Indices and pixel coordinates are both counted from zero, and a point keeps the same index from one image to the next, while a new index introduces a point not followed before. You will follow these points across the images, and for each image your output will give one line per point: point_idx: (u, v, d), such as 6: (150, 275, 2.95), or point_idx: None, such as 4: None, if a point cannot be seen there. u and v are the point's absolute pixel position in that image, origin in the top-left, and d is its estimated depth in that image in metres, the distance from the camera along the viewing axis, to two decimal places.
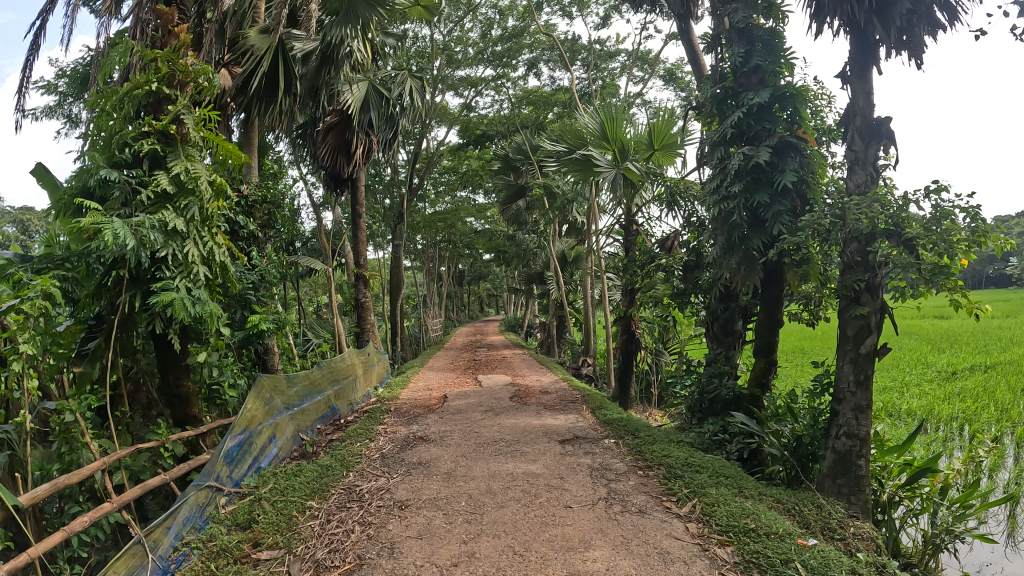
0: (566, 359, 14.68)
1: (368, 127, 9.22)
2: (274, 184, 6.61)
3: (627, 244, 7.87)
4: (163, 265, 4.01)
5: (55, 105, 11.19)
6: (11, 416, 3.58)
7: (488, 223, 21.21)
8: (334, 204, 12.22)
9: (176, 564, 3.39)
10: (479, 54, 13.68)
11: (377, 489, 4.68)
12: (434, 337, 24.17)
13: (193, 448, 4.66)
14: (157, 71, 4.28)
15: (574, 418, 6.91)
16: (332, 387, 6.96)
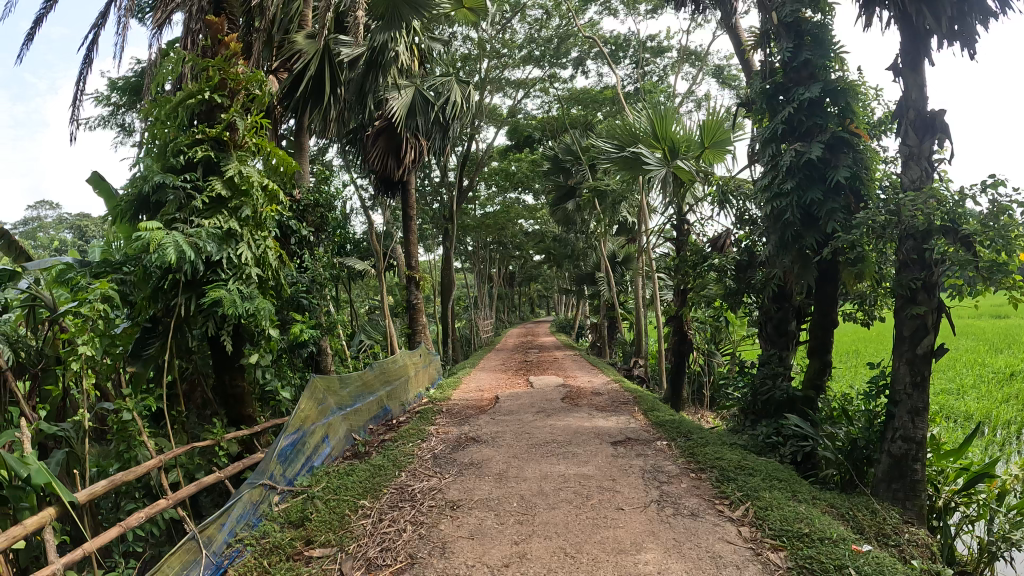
0: (617, 360, 14.62)
1: (416, 131, 9.29)
2: (325, 187, 6.69)
3: (678, 243, 7.79)
4: (216, 268, 4.09)
5: (110, 114, 11.50)
6: (68, 415, 3.77)
7: (538, 224, 21.23)
8: (385, 207, 12.35)
9: (229, 560, 3.45)
10: (526, 55, 13.68)
11: (429, 488, 4.70)
12: (485, 337, 24.33)
13: (248, 447, 4.74)
14: (208, 80, 4.36)
15: (626, 419, 6.87)
16: (385, 388, 7.03)
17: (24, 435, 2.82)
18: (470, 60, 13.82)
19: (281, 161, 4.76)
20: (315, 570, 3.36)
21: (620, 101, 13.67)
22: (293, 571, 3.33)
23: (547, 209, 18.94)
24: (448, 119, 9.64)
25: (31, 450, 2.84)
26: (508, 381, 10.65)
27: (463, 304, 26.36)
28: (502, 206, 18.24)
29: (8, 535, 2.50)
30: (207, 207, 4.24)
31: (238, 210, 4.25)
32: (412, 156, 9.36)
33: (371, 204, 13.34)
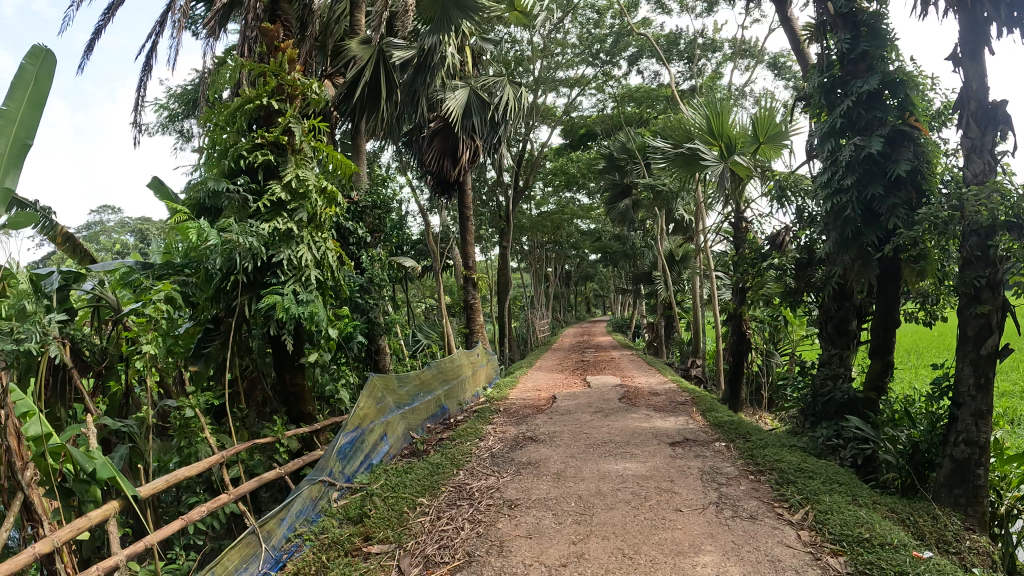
0: (674, 360, 14.44)
1: (472, 131, 9.31)
2: (382, 189, 6.75)
3: (736, 241, 7.67)
4: (276, 269, 4.17)
5: (169, 121, 11.78)
6: (132, 411, 3.87)
7: (595, 223, 21.13)
8: (442, 208, 12.41)
9: (288, 554, 3.52)
10: (579, 54, 13.64)
11: (487, 487, 4.71)
12: (542, 337, 24.29)
13: (308, 444, 4.80)
14: (265, 85, 4.44)
15: (685, 420, 6.77)
16: (442, 387, 7.06)
17: (90, 431, 2.92)
18: (523, 61, 13.84)
19: (337, 165, 4.82)
20: (374, 567, 3.38)
21: (676, 98, 13.53)
22: (351, 567, 3.36)
23: (603, 208, 18.85)
24: (501, 119, 9.60)
25: (98, 443, 2.94)
26: (566, 381, 10.61)
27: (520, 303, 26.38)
28: (558, 206, 18.21)
29: (72, 526, 2.58)
30: (267, 210, 4.32)
31: (297, 212, 4.33)
32: (468, 157, 9.39)
33: (428, 205, 13.42)
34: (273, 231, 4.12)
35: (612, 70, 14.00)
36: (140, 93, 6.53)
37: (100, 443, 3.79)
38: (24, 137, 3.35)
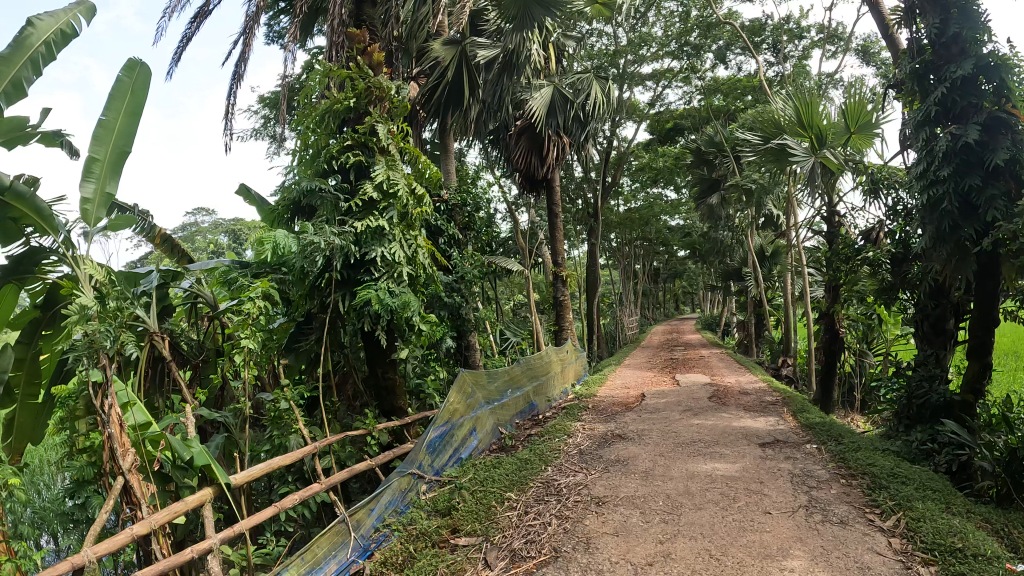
0: (765, 359, 14.06)
1: (559, 129, 9.27)
2: (471, 188, 6.80)
3: (829, 236, 7.42)
4: (370, 266, 4.27)
5: (262, 125, 12.17)
6: (228, 403, 4.03)
7: (684, 219, 20.81)
8: (529, 205, 12.44)
9: (377, 544, 3.61)
10: (665, 49, 13.48)
11: (575, 484, 4.68)
12: (631, 334, 24.04)
13: (399, 437, 4.88)
14: (353, 89, 4.55)
15: (775, 420, 6.61)
16: (532, 384, 7.08)
17: (188, 420, 3.06)
18: (608, 56, 13.76)
19: (426, 165, 4.91)
20: (460, 560, 3.41)
21: (764, 89, 13.21)
22: (438, 560, 3.40)
23: (691, 204, 18.57)
24: (588, 117, 9.59)
25: (195, 432, 3.10)
26: (654, 380, 10.44)
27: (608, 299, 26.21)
28: (646, 202, 18.03)
29: (169, 509, 2.74)
30: (360, 209, 4.42)
31: (387, 211, 4.42)
32: (556, 154, 9.36)
33: (515, 202, 13.46)
34: (365, 229, 4.20)
35: (698, 63, 13.76)
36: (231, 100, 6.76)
37: (198, 433, 3.95)
38: (124, 145, 3.63)
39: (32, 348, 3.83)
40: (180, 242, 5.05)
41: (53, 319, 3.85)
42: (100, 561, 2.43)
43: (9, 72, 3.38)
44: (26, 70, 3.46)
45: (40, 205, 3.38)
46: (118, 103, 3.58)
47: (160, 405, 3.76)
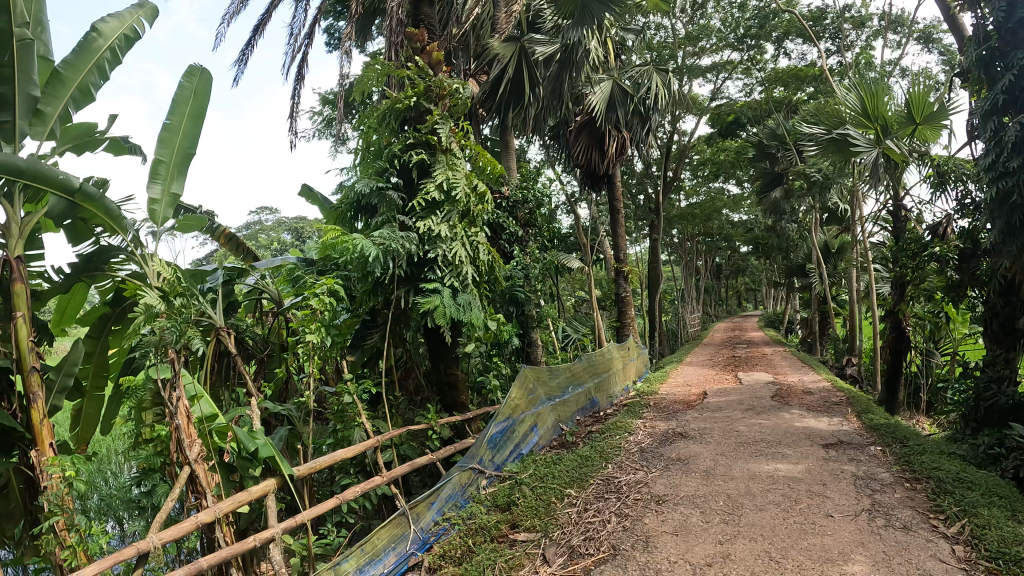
0: (830, 357, 13.74)
1: (619, 123, 9.15)
2: (533, 183, 6.80)
3: (896, 231, 7.22)
4: (434, 266, 4.39)
5: (325, 126, 12.37)
6: (291, 397, 4.13)
7: (747, 214, 20.46)
8: (590, 201, 12.37)
9: (435, 537, 3.67)
10: (724, 41, 13.24)
11: (635, 482, 4.65)
12: (693, 331, 23.73)
13: (460, 432, 4.92)
14: (414, 88, 4.63)
15: (839, 421, 6.47)
16: (593, 381, 7.06)
17: (253, 412, 3.12)
18: (666, 49, 13.63)
19: (487, 163, 4.98)
20: (519, 555, 3.42)
21: (825, 79, 12.92)
22: (496, 554, 3.41)
23: (753, 198, 18.24)
24: (649, 110, 9.48)
25: (260, 425, 3.14)
26: (716, 378, 10.31)
27: (670, 295, 25.93)
28: (708, 197, 17.78)
29: (233, 499, 2.79)
30: (423, 209, 4.51)
31: (450, 211, 4.50)
32: (617, 149, 9.29)
33: (575, 198, 13.42)
34: (427, 231, 4.37)
35: (759, 54, 13.51)
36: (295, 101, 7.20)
37: (264, 425, 4.05)
38: (188, 145, 3.96)
39: (100, 342, 4.01)
40: (245, 240, 5.17)
41: (120, 316, 4.02)
42: (164, 547, 2.51)
43: (76, 78, 3.74)
44: (93, 76, 3.81)
45: (110, 207, 3.60)
46: (180, 108, 3.90)
47: (226, 397, 3.88)
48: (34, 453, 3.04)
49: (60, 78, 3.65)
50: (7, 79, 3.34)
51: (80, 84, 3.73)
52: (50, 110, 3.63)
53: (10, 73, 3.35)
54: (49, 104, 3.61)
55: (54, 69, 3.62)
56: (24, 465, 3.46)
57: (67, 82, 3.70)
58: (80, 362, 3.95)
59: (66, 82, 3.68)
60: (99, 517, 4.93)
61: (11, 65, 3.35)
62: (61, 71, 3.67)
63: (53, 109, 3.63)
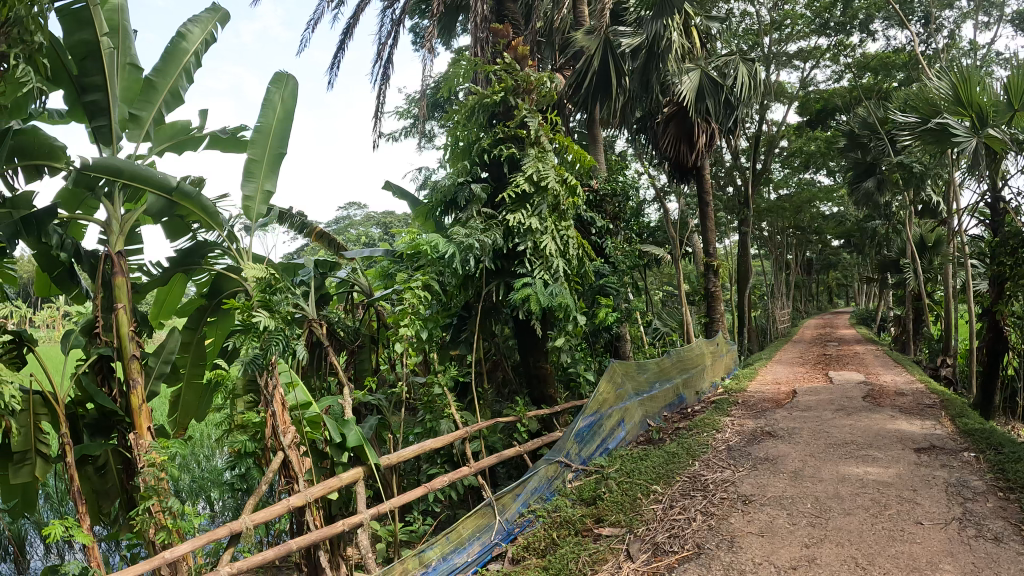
0: (924, 357, 13.22)
1: (707, 114, 8.98)
2: (620, 175, 6.74)
3: (994, 224, 6.90)
4: (524, 260, 4.45)
5: (413, 123, 12.60)
6: (379, 386, 4.26)
7: (839, 206, 19.82)
8: (678, 194, 12.21)
9: (520, 528, 3.74)
10: (809, 26, 12.80)
11: (722, 480, 4.57)
12: (783, 328, 23.16)
13: (548, 425, 4.95)
14: (501, 83, 4.69)
15: (932, 424, 6.23)
16: (681, 377, 6.97)
17: (343, 404, 3.30)
18: (751, 36, 13.36)
19: (576, 155, 4.98)
20: (603, 550, 3.43)
21: (917, 64, 12.44)
22: (580, 548, 3.44)
23: (846, 189, 17.63)
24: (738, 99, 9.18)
25: (350, 415, 3.33)
26: (807, 376, 10.03)
27: (760, 290, 25.32)
28: (798, 188, 17.29)
29: (324, 484, 2.89)
30: (512, 202, 4.55)
31: (538, 204, 4.52)
32: (705, 141, 9.15)
33: (663, 191, 13.26)
34: (516, 223, 4.39)
35: (845, 38, 13.10)
36: (382, 101, 7.71)
37: (354, 414, 4.16)
38: (279, 146, 4.23)
39: (197, 333, 4.15)
40: (336, 235, 5.27)
41: (215, 308, 4.12)
42: (256, 528, 2.61)
43: (167, 83, 4.03)
44: (180, 78, 4.10)
45: (206, 205, 3.75)
46: (270, 111, 4.19)
47: (317, 386, 3.99)
48: (133, 436, 3.17)
49: (152, 85, 3.95)
50: (99, 88, 3.70)
51: (169, 89, 4.03)
52: (144, 115, 3.97)
53: (101, 82, 3.69)
54: (143, 109, 3.94)
55: (146, 77, 3.93)
56: (123, 447, 3.62)
57: (159, 88, 3.99)
58: (177, 351, 4.10)
59: (158, 88, 3.98)
60: (194, 497, 5.10)
61: (102, 75, 3.68)
62: (152, 77, 3.97)
63: (148, 113, 3.96)
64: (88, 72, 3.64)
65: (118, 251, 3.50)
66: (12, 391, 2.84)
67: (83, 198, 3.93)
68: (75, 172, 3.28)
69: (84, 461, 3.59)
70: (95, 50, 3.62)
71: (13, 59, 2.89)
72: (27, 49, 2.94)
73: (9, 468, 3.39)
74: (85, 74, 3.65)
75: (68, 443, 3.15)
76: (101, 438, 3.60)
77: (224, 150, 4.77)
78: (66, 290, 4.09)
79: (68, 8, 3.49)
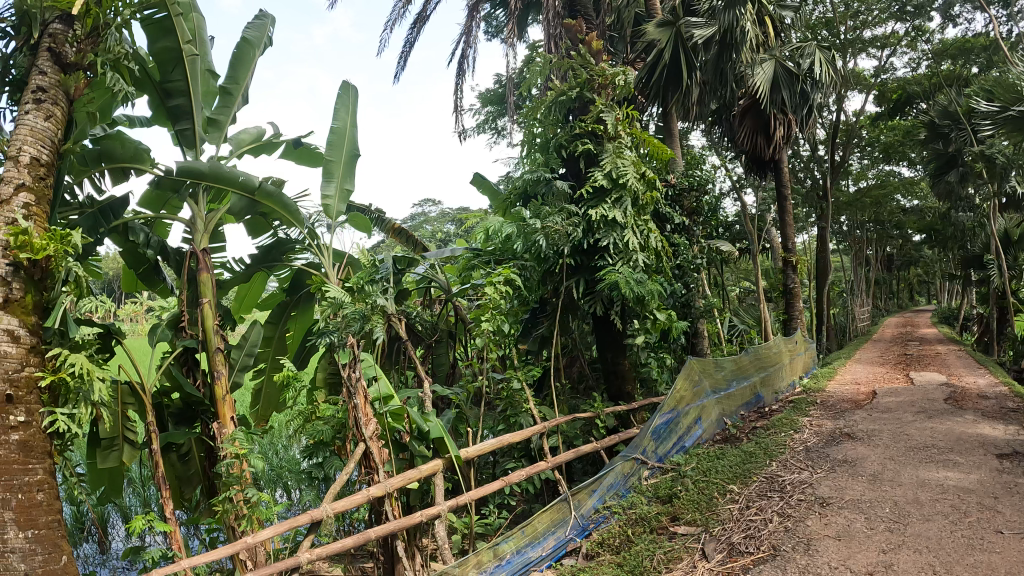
0: (1010, 357, 12.71)
1: (783, 106, 8.81)
2: (697, 168, 6.65)
3: None
4: (605, 254, 4.47)
5: (487, 118, 12.69)
6: (457, 380, 4.32)
7: (921, 199, 19.18)
8: (755, 186, 11.99)
9: (595, 524, 3.76)
10: (885, 11, 12.44)
11: (800, 482, 4.47)
12: (862, 326, 22.51)
13: (624, 422, 4.94)
14: (576, 78, 4.76)
15: (1020, 429, 5.98)
16: (759, 375, 6.86)
17: (423, 395, 3.33)
18: (827, 24, 13.03)
19: (655, 148, 4.94)
20: (677, 548, 3.42)
21: (1000, 49, 11.95)
22: (656, 546, 3.46)
23: (928, 182, 17.05)
24: (813, 89, 8.99)
25: (432, 408, 3.35)
26: (887, 376, 9.78)
27: (839, 286, 24.62)
28: (878, 181, 16.80)
29: (403, 475, 2.94)
30: (592, 197, 4.57)
31: (620, 199, 4.51)
32: (783, 133, 8.98)
33: (739, 183, 13.04)
34: (600, 217, 4.43)
35: (924, 22, 12.66)
36: (457, 97, 7.76)
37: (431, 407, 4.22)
38: (353, 148, 4.46)
39: (278, 328, 4.31)
40: (414, 231, 5.34)
41: (297, 302, 4.31)
42: (336, 516, 2.66)
43: (240, 88, 4.16)
44: (249, 81, 4.24)
45: (287, 204, 3.84)
46: (343, 116, 4.44)
47: (396, 380, 4.07)
48: (215, 425, 3.27)
49: (228, 90, 4.08)
50: (181, 93, 3.85)
51: (243, 94, 4.18)
52: (223, 119, 4.10)
53: (183, 87, 3.85)
54: (221, 114, 4.07)
55: (223, 83, 4.05)
56: (206, 436, 3.73)
57: (234, 93, 4.13)
58: (260, 344, 4.24)
59: (233, 93, 4.11)
60: (272, 485, 5.26)
61: (183, 81, 3.83)
62: (226, 83, 4.10)
63: (226, 117, 4.09)
64: (171, 79, 3.80)
65: (201, 249, 3.60)
66: (104, 379, 3.01)
67: (166, 198, 4.07)
68: (162, 175, 3.40)
69: (168, 448, 3.72)
70: (177, 56, 3.76)
71: (99, 67, 3.00)
72: (111, 57, 3.02)
73: (98, 453, 3.52)
74: (168, 80, 3.82)
75: (155, 430, 3.25)
76: (185, 426, 3.73)
77: (295, 157, 5.00)
78: (151, 285, 4.26)
79: (150, 17, 3.61)
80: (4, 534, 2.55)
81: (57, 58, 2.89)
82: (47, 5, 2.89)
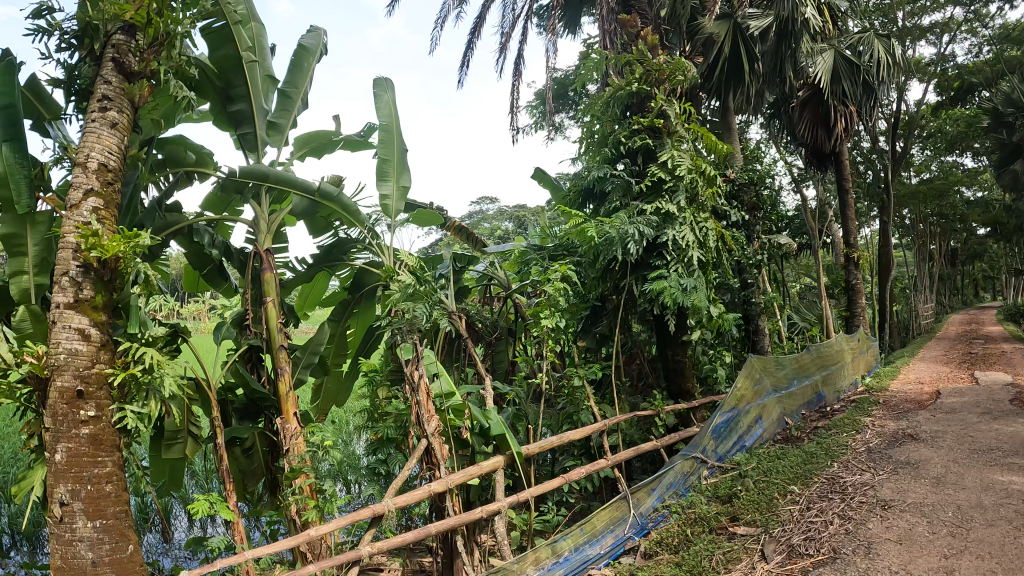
0: None
1: (843, 98, 8.65)
2: (756, 161, 6.58)
3: None
4: (661, 252, 4.43)
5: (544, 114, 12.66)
6: (518, 376, 4.35)
7: (986, 191, 18.64)
8: (816, 180, 11.78)
9: (654, 523, 3.75)
10: None
11: (862, 483, 4.39)
12: (926, 323, 21.95)
13: (684, 421, 4.91)
14: (634, 73, 4.74)
15: None
16: (821, 373, 6.75)
17: (484, 392, 3.36)
18: (884, 11, 12.74)
19: (715, 142, 4.89)
20: (736, 549, 3.39)
21: None
22: (715, 546, 3.42)
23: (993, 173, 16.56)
24: (873, 80, 8.80)
25: (492, 405, 3.36)
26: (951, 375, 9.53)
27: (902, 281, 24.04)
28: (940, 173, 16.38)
29: (463, 471, 2.97)
30: (649, 191, 4.63)
31: (676, 193, 4.52)
32: (844, 125, 8.82)
33: (799, 177, 12.83)
34: (655, 214, 4.40)
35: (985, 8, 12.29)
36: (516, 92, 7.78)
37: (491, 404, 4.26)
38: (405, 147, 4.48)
39: (341, 325, 4.28)
40: (474, 228, 5.35)
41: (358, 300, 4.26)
42: (398, 510, 2.69)
43: (299, 92, 4.22)
44: (309, 86, 4.30)
45: (347, 204, 3.89)
46: (386, 109, 4.44)
47: (455, 377, 4.12)
48: (279, 421, 3.35)
49: (287, 94, 4.13)
50: (243, 98, 3.93)
51: (302, 97, 4.23)
52: (284, 123, 4.16)
53: (244, 92, 3.93)
54: (281, 118, 4.13)
55: (281, 88, 4.11)
56: (270, 430, 3.81)
57: (293, 97, 4.19)
58: (323, 341, 4.27)
59: (292, 98, 4.17)
60: (337, 478, 5.36)
61: (244, 86, 3.91)
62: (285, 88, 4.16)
63: (286, 121, 4.15)
64: (233, 85, 3.88)
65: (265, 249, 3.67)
66: (170, 376, 3.10)
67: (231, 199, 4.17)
68: (226, 178, 3.48)
69: (232, 442, 3.79)
70: (237, 62, 3.83)
71: (162, 75, 3.09)
72: (173, 65, 3.11)
73: (162, 446, 3.60)
74: (230, 85, 3.90)
75: (220, 425, 3.32)
76: (250, 421, 3.82)
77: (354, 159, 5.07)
78: (216, 285, 4.36)
79: (210, 26, 3.70)
80: (73, 523, 2.67)
81: (120, 67, 2.94)
82: (110, 16, 2.95)
